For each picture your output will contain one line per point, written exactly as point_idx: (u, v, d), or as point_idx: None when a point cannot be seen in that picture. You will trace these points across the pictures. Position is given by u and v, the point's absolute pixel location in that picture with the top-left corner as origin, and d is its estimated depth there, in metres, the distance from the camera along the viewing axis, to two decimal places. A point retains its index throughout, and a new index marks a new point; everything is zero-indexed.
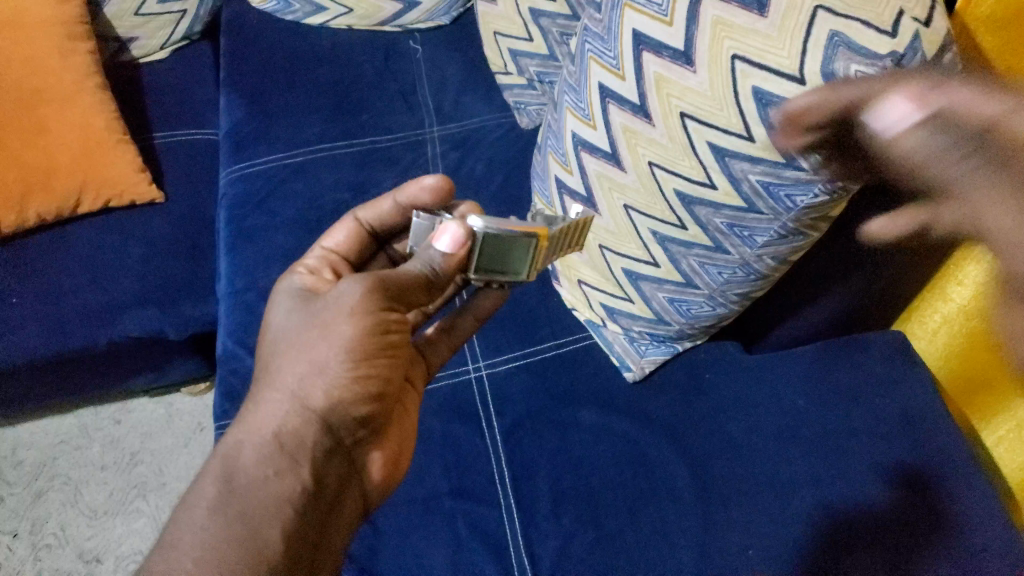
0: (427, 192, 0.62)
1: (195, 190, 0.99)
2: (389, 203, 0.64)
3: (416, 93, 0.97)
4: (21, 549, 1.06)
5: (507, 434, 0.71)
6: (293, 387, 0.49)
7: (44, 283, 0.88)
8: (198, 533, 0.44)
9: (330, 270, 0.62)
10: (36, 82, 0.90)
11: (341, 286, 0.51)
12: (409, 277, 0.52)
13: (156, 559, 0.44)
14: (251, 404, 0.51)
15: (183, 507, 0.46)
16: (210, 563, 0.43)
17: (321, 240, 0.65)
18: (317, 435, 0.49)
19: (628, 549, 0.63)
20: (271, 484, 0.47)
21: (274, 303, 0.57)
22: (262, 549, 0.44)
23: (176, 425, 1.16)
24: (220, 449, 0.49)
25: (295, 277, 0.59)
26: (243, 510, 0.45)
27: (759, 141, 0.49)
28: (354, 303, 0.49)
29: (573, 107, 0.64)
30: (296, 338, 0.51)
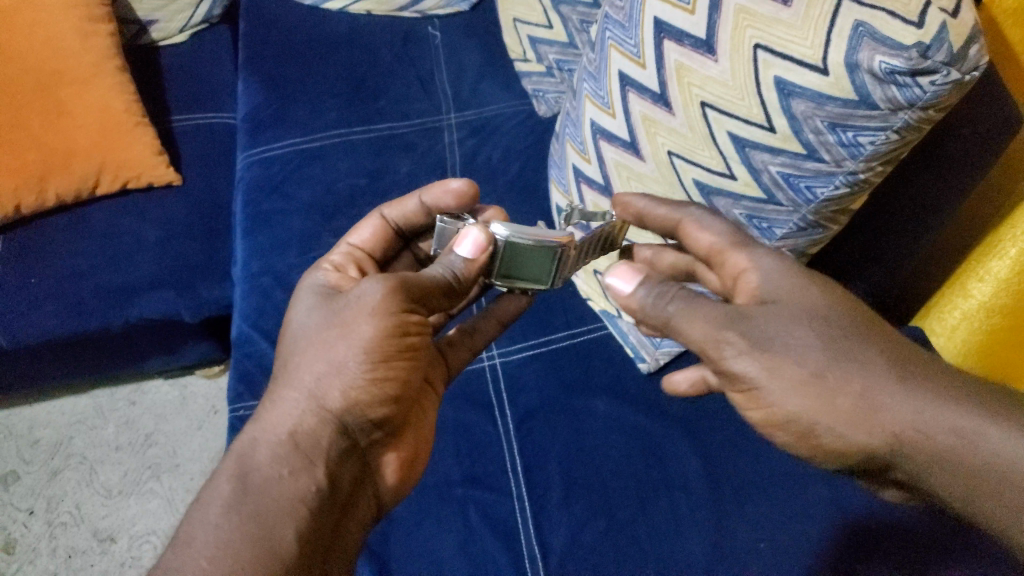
0: (453, 194, 0.64)
1: (212, 173, 0.99)
2: (416, 203, 0.65)
3: (434, 79, 0.97)
4: (37, 527, 1.07)
5: (520, 423, 0.71)
6: (310, 386, 0.50)
7: (62, 263, 0.89)
8: (213, 530, 0.45)
9: (354, 267, 0.62)
10: (56, 63, 0.90)
11: (363, 285, 0.51)
12: (431, 281, 0.53)
13: (172, 557, 0.45)
14: (268, 402, 0.52)
15: (199, 506, 0.47)
16: (225, 560, 0.44)
17: (346, 237, 0.65)
18: (331, 435, 0.50)
19: (639, 539, 0.63)
20: (285, 484, 0.47)
21: (297, 299, 0.57)
22: (275, 548, 0.45)
23: (190, 407, 1.17)
24: (236, 449, 0.50)
25: (319, 274, 0.59)
26: (257, 509, 0.46)
27: (780, 132, 0.48)
28: (375, 303, 0.50)
29: (592, 95, 0.64)
30: (315, 337, 0.51)
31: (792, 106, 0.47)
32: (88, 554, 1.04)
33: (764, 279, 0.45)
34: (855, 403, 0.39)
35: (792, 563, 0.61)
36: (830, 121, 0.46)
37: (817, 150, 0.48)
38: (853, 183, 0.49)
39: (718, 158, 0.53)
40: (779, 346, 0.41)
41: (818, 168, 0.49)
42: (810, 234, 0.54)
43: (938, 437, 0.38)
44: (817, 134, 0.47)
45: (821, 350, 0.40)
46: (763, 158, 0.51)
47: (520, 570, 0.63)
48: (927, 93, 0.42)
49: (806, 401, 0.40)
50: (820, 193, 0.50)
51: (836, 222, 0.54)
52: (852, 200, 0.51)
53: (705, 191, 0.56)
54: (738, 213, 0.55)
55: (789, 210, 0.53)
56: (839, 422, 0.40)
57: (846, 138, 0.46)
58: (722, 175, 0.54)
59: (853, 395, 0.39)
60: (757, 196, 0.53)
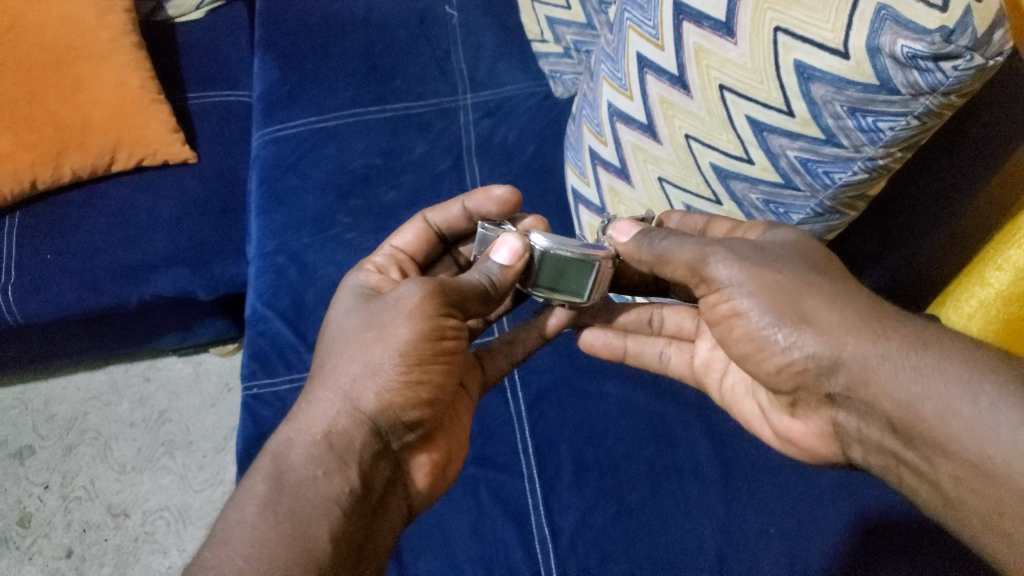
0: (495, 203, 0.67)
1: (227, 151, 0.99)
2: (459, 209, 0.68)
3: (451, 59, 0.96)
4: (51, 501, 1.08)
5: (532, 405, 0.71)
6: (345, 387, 0.51)
7: (77, 240, 0.89)
8: (250, 530, 0.44)
9: (397, 271, 0.64)
10: (72, 37, 0.90)
11: (402, 288, 0.54)
12: (469, 287, 0.55)
13: (208, 555, 0.44)
14: (301, 404, 0.52)
15: (233, 505, 0.47)
16: (261, 559, 0.43)
17: (389, 240, 0.67)
18: (366, 436, 0.51)
19: (649, 522, 0.63)
20: (319, 483, 0.47)
21: (336, 300, 0.60)
22: (309, 548, 0.44)
23: (204, 384, 1.17)
24: (271, 448, 0.50)
25: (360, 274, 0.62)
26: (293, 510, 0.46)
27: (799, 116, 0.48)
28: (413, 306, 0.52)
29: (610, 77, 0.63)
30: (354, 338, 0.53)
31: (812, 91, 0.46)
32: (102, 528, 1.05)
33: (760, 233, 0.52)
34: (813, 305, 0.46)
35: (802, 548, 0.61)
36: (850, 105, 0.45)
37: (835, 135, 0.47)
38: (872, 169, 0.48)
39: (735, 142, 0.53)
40: (760, 256, 0.49)
41: (836, 154, 0.48)
42: (827, 220, 0.54)
43: (885, 345, 0.44)
44: (837, 119, 0.46)
45: (793, 262, 0.48)
46: (782, 143, 0.50)
47: (530, 551, 0.63)
48: (950, 79, 0.41)
49: (771, 297, 0.47)
50: (838, 178, 0.50)
51: (853, 208, 0.53)
52: (870, 186, 0.51)
53: (722, 175, 0.56)
54: (755, 197, 0.55)
55: (807, 195, 0.52)
56: (797, 319, 0.47)
57: (865, 124, 0.45)
58: (740, 159, 0.54)
59: (815, 301, 0.46)
60: (775, 180, 0.53)
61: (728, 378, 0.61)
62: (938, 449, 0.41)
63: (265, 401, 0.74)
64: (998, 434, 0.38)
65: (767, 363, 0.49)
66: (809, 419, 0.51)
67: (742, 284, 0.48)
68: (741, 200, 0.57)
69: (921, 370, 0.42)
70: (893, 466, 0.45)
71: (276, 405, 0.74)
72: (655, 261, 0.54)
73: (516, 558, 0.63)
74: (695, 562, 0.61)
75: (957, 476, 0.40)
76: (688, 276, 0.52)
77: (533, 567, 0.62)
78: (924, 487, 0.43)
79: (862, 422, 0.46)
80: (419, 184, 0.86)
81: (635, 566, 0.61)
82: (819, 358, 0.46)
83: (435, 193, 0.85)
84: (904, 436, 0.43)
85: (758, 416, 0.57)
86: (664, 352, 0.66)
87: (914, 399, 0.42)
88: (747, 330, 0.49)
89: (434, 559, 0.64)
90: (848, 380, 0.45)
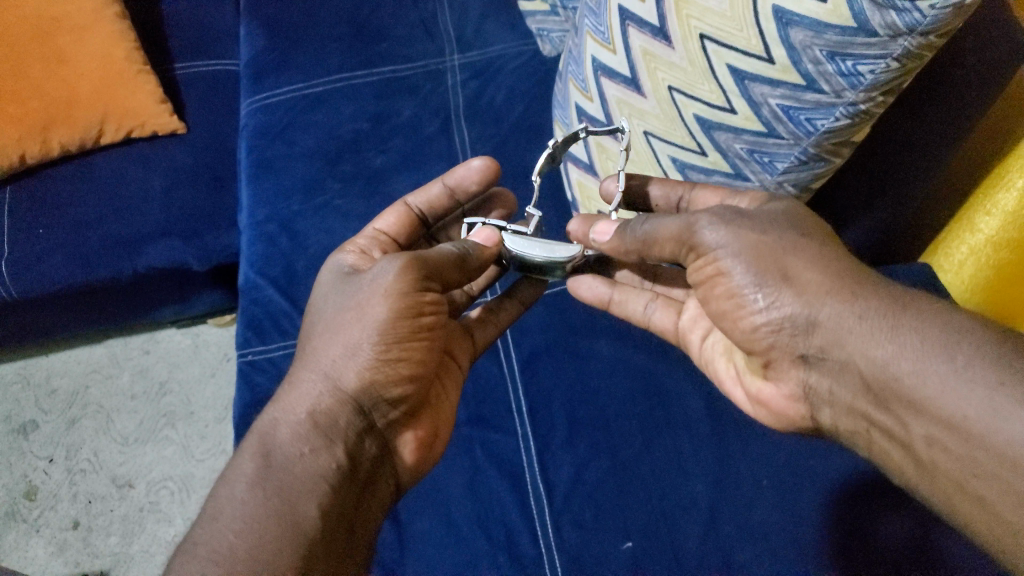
0: (476, 174, 0.67)
1: (216, 121, 0.99)
2: (439, 188, 0.68)
3: (437, 20, 0.95)
4: (57, 474, 1.09)
5: (525, 364, 0.71)
6: (326, 368, 0.52)
7: (69, 216, 0.90)
8: (240, 506, 0.46)
9: (379, 251, 0.64)
10: (54, 10, 0.89)
11: (378, 266, 0.53)
12: (444, 255, 0.54)
13: (201, 530, 0.46)
14: (288, 384, 0.54)
15: (224, 483, 0.48)
16: (251, 533, 0.45)
17: (371, 224, 0.66)
18: (348, 416, 0.51)
19: (642, 476, 0.64)
20: (307, 460, 0.49)
21: (319, 282, 0.59)
22: (297, 522, 0.46)
23: (203, 355, 1.18)
24: (259, 427, 0.51)
25: (341, 256, 0.61)
26: (281, 485, 0.47)
27: (779, 63, 0.47)
28: (389, 285, 0.51)
29: (593, 31, 0.62)
30: (333, 319, 0.53)
31: (790, 36, 0.45)
32: (107, 499, 1.06)
33: (770, 206, 0.51)
34: (795, 265, 0.46)
35: (795, 497, 0.62)
36: (829, 50, 0.45)
37: (817, 81, 0.47)
38: (854, 114, 0.48)
39: (717, 92, 0.52)
40: (746, 221, 0.48)
41: (817, 100, 0.48)
42: (812, 168, 0.54)
43: (862, 305, 0.44)
44: (816, 64, 0.46)
45: (776, 225, 0.48)
46: (763, 91, 0.50)
47: (525, 507, 0.64)
48: (926, 18, 0.41)
49: (756, 257, 0.46)
50: (820, 125, 0.49)
51: (838, 155, 0.53)
52: (853, 133, 0.50)
53: (706, 126, 0.55)
54: (739, 147, 0.55)
55: (791, 143, 0.52)
56: (777, 278, 0.46)
57: (845, 68, 0.45)
58: (722, 110, 0.53)
59: (798, 262, 0.46)
60: (758, 129, 0.52)
61: (709, 337, 0.59)
62: (911, 407, 0.41)
63: (260, 367, 0.74)
64: (971, 394, 0.38)
65: (743, 321, 0.49)
66: (781, 381, 0.50)
67: (729, 247, 0.47)
68: (725, 151, 0.56)
69: (895, 331, 0.42)
70: (862, 429, 0.45)
71: (271, 371, 0.74)
72: (642, 245, 0.53)
73: (512, 515, 0.63)
74: (688, 515, 0.62)
75: (931, 436, 0.40)
76: (676, 249, 0.51)
77: (528, 525, 0.63)
78: (898, 450, 0.43)
79: (833, 385, 0.46)
80: (408, 148, 0.86)
81: (630, 520, 0.62)
82: (796, 318, 0.46)
83: (424, 157, 0.85)
84: (877, 398, 0.43)
85: (732, 378, 0.56)
86: (649, 307, 0.64)
87: (888, 359, 0.42)
88: (729, 289, 0.48)
89: (430, 517, 0.64)
90: (823, 341, 0.45)
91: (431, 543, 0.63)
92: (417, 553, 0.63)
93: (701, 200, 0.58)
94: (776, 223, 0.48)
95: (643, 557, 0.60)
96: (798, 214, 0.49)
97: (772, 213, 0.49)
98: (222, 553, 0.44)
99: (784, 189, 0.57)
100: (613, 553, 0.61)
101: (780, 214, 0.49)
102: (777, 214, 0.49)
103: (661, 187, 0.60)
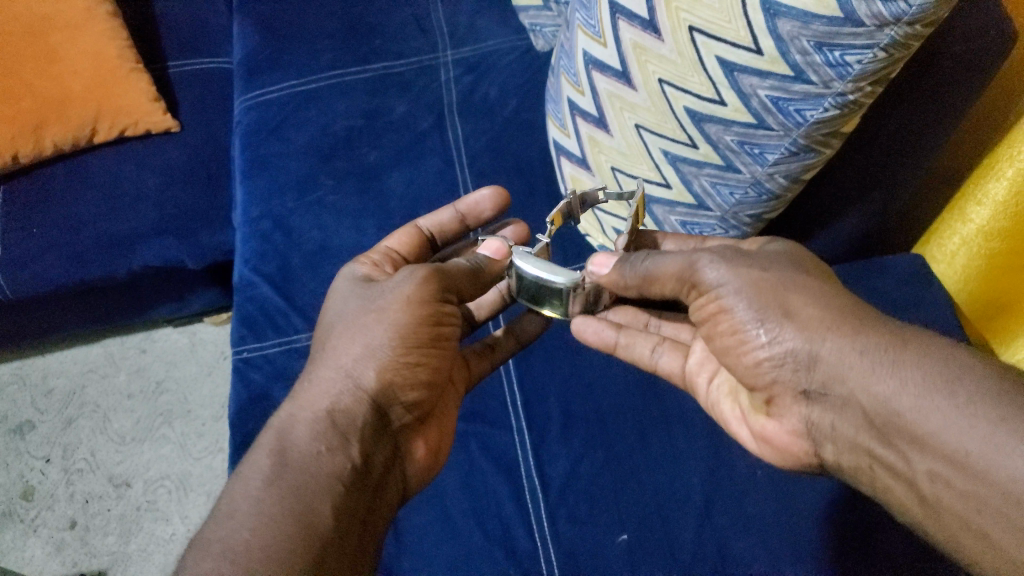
0: (489, 200, 0.72)
1: (209, 119, 0.99)
2: (451, 213, 0.72)
3: (430, 16, 0.95)
4: (54, 474, 1.09)
5: (519, 358, 0.72)
6: (348, 367, 0.53)
7: (63, 214, 0.90)
8: (255, 504, 0.45)
9: (392, 266, 0.65)
10: (46, 9, 0.89)
11: (397, 277, 0.55)
12: (459, 268, 0.58)
13: (215, 528, 0.45)
14: (304, 382, 0.54)
15: (238, 479, 0.48)
16: (266, 533, 0.44)
17: (383, 242, 0.68)
18: (366, 414, 0.52)
19: (637, 469, 0.64)
20: (323, 460, 0.49)
21: (333, 291, 0.61)
22: (312, 523, 0.45)
23: (200, 354, 1.18)
24: (275, 424, 0.51)
25: (353, 266, 0.63)
26: (296, 485, 0.47)
27: (768, 54, 0.47)
28: (410, 293, 0.53)
29: (584, 25, 0.63)
30: (354, 321, 0.55)
31: (778, 27, 0.46)
32: (104, 499, 1.06)
33: (771, 244, 0.53)
34: (797, 302, 0.46)
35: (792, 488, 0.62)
36: (816, 40, 0.45)
37: (805, 71, 0.47)
38: (842, 104, 0.48)
39: (707, 83, 0.52)
40: (747, 262, 0.49)
41: (806, 90, 0.48)
42: (801, 159, 0.54)
43: (864, 340, 0.44)
44: (804, 55, 0.46)
45: (776, 264, 0.49)
46: (752, 82, 0.50)
47: (521, 501, 0.64)
48: (912, 7, 0.41)
49: (758, 292, 0.47)
50: (809, 116, 0.50)
51: (827, 146, 0.53)
52: (842, 122, 0.51)
53: (696, 119, 0.55)
54: (729, 139, 0.55)
55: (780, 134, 0.52)
56: (779, 313, 0.46)
57: (832, 58, 0.45)
58: (712, 101, 0.53)
59: (799, 299, 0.46)
60: (747, 121, 0.52)
61: (717, 379, 0.59)
62: (914, 443, 0.41)
63: (255, 364, 0.75)
64: (973, 430, 0.39)
65: (746, 356, 0.48)
66: (784, 417, 0.50)
67: (731, 283, 0.48)
68: (716, 144, 0.56)
69: (897, 366, 0.42)
70: (865, 465, 0.45)
71: (266, 368, 0.74)
72: (641, 282, 0.53)
73: (508, 510, 0.63)
74: (683, 508, 0.62)
75: (934, 471, 0.40)
76: (677, 287, 0.52)
77: (525, 521, 0.63)
78: (901, 486, 0.43)
79: (836, 420, 0.46)
80: (402, 144, 0.86)
81: (624, 513, 0.62)
82: (798, 354, 0.46)
83: (418, 152, 0.85)
84: (879, 433, 0.43)
85: (737, 418, 0.56)
86: (656, 350, 0.62)
87: (889, 395, 0.42)
88: (731, 324, 0.48)
89: (425, 512, 0.64)
90: (825, 376, 0.45)
91: (426, 537, 0.63)
92: (413, 548, 0.63)
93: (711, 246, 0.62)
94: (777, 260, 0.49)
95: (639, 550, 0.60)
96: (796, 254, 0.51)
97: (771, 252, 0.51)
98: (237, 549, 0.43)
99: (775, 180, 0.56)
100: (609, 546, 0.61)
101: (779, 253, 0.51)
102: (777, 253, 0.50)
103: (674, 242, 0.64)
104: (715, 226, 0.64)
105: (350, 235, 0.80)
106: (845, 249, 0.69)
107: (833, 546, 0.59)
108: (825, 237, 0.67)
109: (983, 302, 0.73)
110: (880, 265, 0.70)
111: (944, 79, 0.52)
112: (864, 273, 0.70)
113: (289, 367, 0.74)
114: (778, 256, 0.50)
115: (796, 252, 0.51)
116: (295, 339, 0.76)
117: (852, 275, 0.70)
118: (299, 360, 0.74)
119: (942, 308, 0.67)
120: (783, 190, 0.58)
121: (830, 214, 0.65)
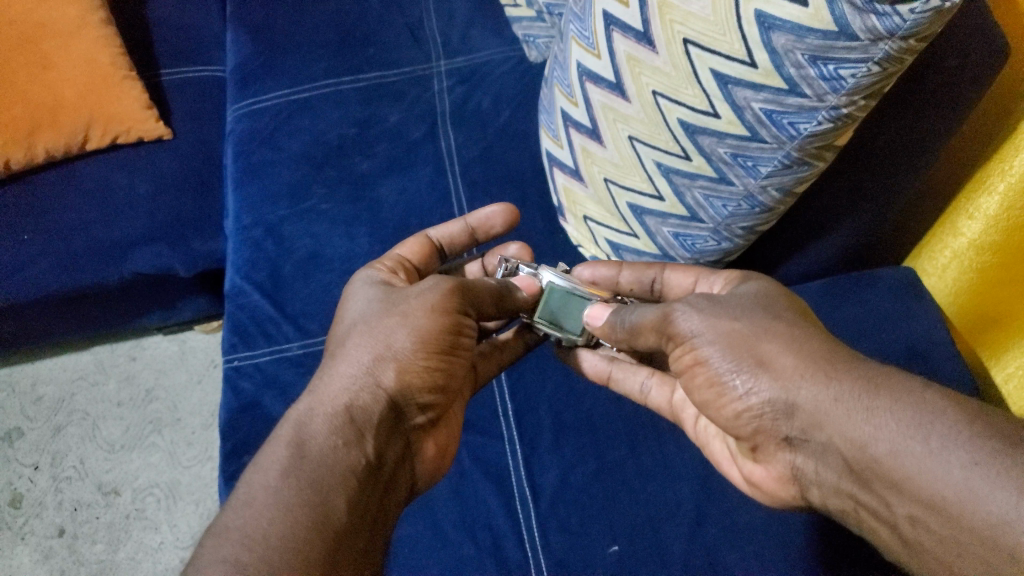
0: (500, 217, 0.71)
1: (201, 128, 0.99)
2: (461, 225, 0.71)
3: (424, 26, 0.95)
4: (42, 481, 1.09)
5: (509, 370, 0.72)
6: (366, 365, 0.53)
7: (54, 220, 0.89)
8: (274, 494, 0.45)
9: (404, 273, 0.66)
10: (40, 15, 0.89)
11: (422, 285, 0.56)
12: (486, 287, 0.59)
13: (232, 516, 0.45)
14: (321, 378, 0.54)
15: (255, 471, 0.48)
16: (284, 521, 0.44)
17: (394, 250, 0.69)
18: (381, 413, 0.52)
19: (628, 480, 0.64)
20: (339, 454, 0.49)
21: (350, 292, 0.62)
22: (329, 517, 0.45)
23: (190, 362, 1.17)
24: (292, 417, 0.51)
25: (370, 270, 0.64)
26: (314, 478, 0.47)
27: (762, 67, 0.48)
28: (435, 301, 0.55)
29: (578, 36, 0.63)
30: (376, 322, 0.55)
31: (773, 40, 0.46)
32: (93, 506, 1.06)
33: (746, 286, 0.54)
34: (771, 351, 0.47)
35: None
36: (811, 54, 0.45)
37: (798, 85, 0.47)
38: (836, 118, 0.48)
39: (701, 96, 0.52)
40: (718, 309, 0.51)
41: (800, 104, 0.48)
42: (794, 172, 0.54)
43: (838, 387, 0.44)
44: (798, 68, 0.46)
45: (748, 311, 0.50)
46: (746, 95, 0.50)
47: (511, 513, 0.64)
48: (907, 22, 0.42)
49: (730, 344, 0.48)
50: (803, 129, 0.50)
51: (821, 159, 0.53)
52: (835, 137, 0.51)
53: (690, 131, 0.55)
54: (722, 151, 0.55)
55: (773, 146, 0.52)
56: (753, 363, 0.47)
57: (827, 72, 0.45)
58: (706, 113, 0.53)
59: (772, 348, 0.47)
60: (741, 134, 0.52)
61: (702, 419, 0.59)
62: (892, 487, 0.41)
63: (246, 373, 0.74)
64: (949, 474, 0.38)
65: (726, 408, 0.49)
66: (770, 464, 0.50)
67: (705, 334, 0.49)
68: (709, 156, 0.56)
69: (872, 412, 0.42)
70: (850, 507, 0.45)
71: (256, 376, 0.74)
72: (628, 334, 0.56)
73: (496, 520, 0.63)
74: (673, 520, 0.61)
75: (913, 515, 0.40)
76: (658, 338, 0.54)
77: (513, 530, 0.63)
78: (883, 527, 0.43)
79: (818, 465, 0.46)
80: (394, 154, 0.85)
81: (615, 526, 0.62)
82: (775, 403, 0.46)
83: (411, 162, 0.85)
84: (859, 478, 0.43)
85: (727, 459, 0.56)
86: (645, 383, 0.64)
87: (867, 439, 0.42)
88: (708, 376, 0.49)
89: (414, 524, 0.64)
90: (805, 423, 0.45)
91: (414, 551, 0.63)
92: (404, 558, 0.63)
93: (673, 281, 0.63)
94: (747, 305, 0.51)
95: (630, 561, 0.60)
96: (775, 291, 0.53)
97: (746, 296, 0.52)
98: (255, 536, 0.43)
99: (768, 194, 0.56)
100: (597, 558, 0.60)
101: (753, 296, 0.52)
102: (749, 296, 0.52)
103: (630, 271, 0.65)
104: (708, 239, 0.64)
105: (341, 244, 0.80)
106: (834, 263, 0.70)
107: (823, 554, 0.58)
108: (815, 253, 0.68)
109: (972, 317, 0.74)
110: (869, 281, 0.70)
111: (935, 95, 0.53)
112: (855, 286, 0.70)
113: (280, 376, 0.73)
114: (760, 300, 0.51)
115: (772, 289, 0.53)
116: (285, 349, 0.75)
117: (843, 290, 0.70)
118: (289, 369, 0.74)
119: (933, 324, 0.67)
120: (776, 204, 0.58)
121: (818, 229, 0.65)
